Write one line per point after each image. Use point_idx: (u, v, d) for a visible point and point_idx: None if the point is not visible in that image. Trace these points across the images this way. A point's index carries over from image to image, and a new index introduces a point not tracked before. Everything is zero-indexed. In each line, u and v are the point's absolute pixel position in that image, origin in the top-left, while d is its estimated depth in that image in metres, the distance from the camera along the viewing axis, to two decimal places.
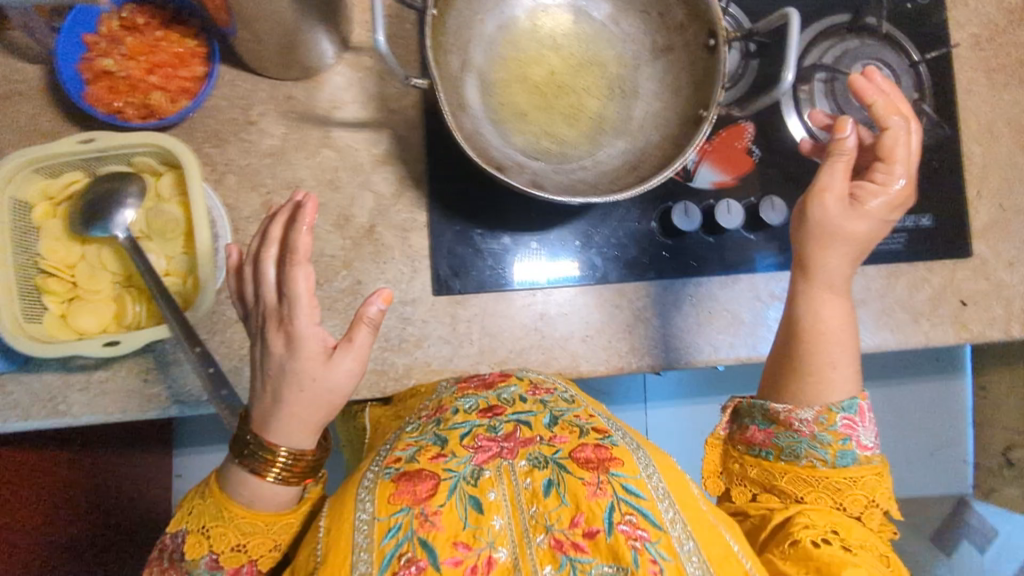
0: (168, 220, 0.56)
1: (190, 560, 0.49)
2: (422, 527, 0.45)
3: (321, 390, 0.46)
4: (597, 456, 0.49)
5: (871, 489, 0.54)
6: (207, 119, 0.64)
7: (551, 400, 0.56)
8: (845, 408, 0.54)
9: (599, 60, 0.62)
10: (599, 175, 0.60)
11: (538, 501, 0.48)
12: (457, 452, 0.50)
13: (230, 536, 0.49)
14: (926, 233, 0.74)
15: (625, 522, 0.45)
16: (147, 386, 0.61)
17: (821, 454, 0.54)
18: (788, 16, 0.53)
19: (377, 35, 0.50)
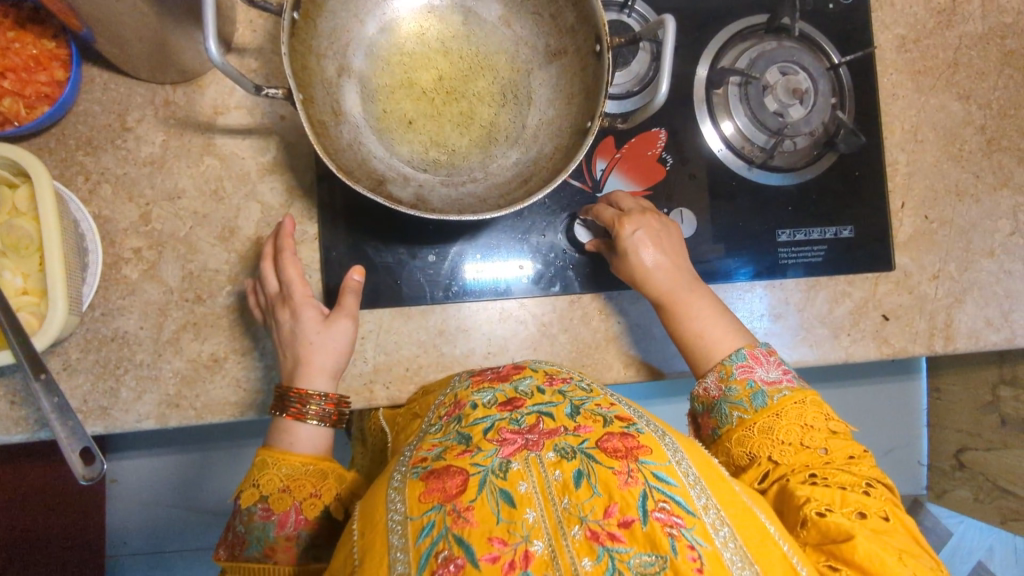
0: (21, 236, 0.52)
1: (245, 514, 0.50)
2: (456, 523, 0.40)
3: (327, 344, 0.56)
4: (625, 445, 0.44)
5: (799, 415, 0.53)
6: (78, 125, 0.60)
7: (570, 390, 0.51)
8: (735, 360, 0.57)
9: (491, 65, 0.59)
10: (489, 188, 0.57)
11: (569, 493, 0.42)
12: (483, 446, 0.45)
13: (275, 478, 0.51)
14: (846, 244, 0.71)
15: (660, 509, 0.40)
16: (14, 409, 0.58)
17: (739, 404, 0.55)
18: (665, 22, 0.52)
19: (211, 43, 0.45)
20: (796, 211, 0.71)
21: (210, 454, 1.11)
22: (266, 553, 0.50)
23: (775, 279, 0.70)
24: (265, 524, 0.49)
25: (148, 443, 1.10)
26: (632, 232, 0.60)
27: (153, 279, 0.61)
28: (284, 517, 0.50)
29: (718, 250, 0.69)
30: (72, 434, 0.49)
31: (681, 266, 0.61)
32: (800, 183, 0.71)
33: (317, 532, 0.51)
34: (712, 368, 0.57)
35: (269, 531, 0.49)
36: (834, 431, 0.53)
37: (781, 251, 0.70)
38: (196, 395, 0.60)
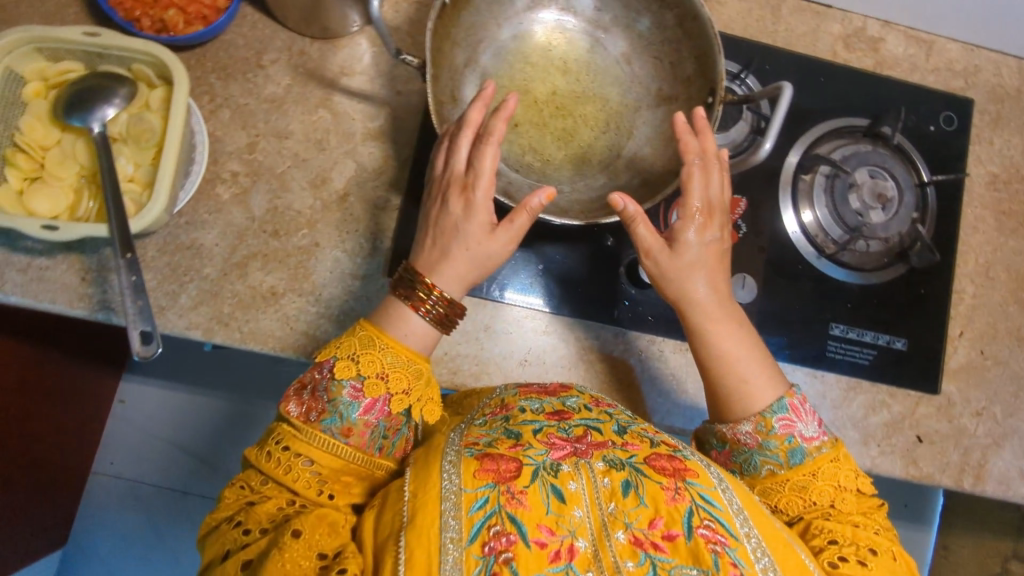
0: (146, 130, 0.57)
1: (337, 384, 0.51)
2: (510, 503, 0.43)
3: (481, 255, 0.53)
4: (672, 465, 0.47)
5: (832, 476, 0.53)
6: (220, 52, 0.66)
7: (615, 412, 0.54)
8: (777, 411, 0.54)
9: (603, 94, 0.63)
10: (572, 202, 0.59)
11: (616, 500, 0.44)
12: (533, 444, 0.47)
13: (377, 363, 0.51)
14: (896, 356, 0.71)
15: (705, 526, 0.43)
16: (83, 285, 0.61)
17: (774, 459, 0.53)
18: (781, 88, 0.55)
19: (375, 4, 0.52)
20: (854, 310, 0.71)
21: (220, 397, 1.13)
22: (343, 431, 0.50)
23: (819, 370, 0.70)
24: (350, 403, 0.50)
25: (166, 365, 1.13)
26: (692, 244, 0.55)
27: (240, 204, 0.64)
28: (371, 405, 0.51)
29: (772, 325, 0.69)
30: (139, 311, 0.52)
31: (731, 299, 0.57)
32: (864, 285, 0.71)
33: (391, 424, 0.52)
34: (753, 416, 0.54)
35: (353, 411, 0.50)
36: (860, 490, 0.53)
37: (830, 343, 0.70)
38: (247, 319, 0.63)
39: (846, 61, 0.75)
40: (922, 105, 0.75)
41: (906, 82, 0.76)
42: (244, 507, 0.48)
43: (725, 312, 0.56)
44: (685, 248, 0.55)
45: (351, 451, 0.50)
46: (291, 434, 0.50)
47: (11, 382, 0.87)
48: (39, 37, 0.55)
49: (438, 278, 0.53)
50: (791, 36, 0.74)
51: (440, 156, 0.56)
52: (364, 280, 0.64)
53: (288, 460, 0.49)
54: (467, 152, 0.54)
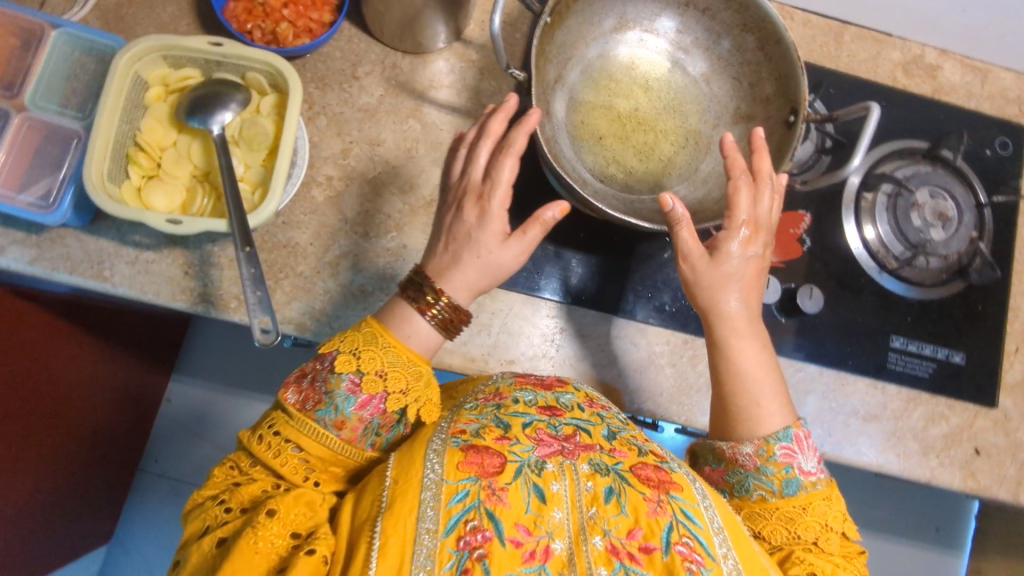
0: (258, 133, 0.60)
1: (336, 376, 0.51)
2: (490, 499, 0.45)
3: (492, 263, 0.53)
4: (657, 477, 0.48)
5: (823, 514, 0.52)
6: (319, 63, 0.70)
7: (607, 416, 0.55)
8: (781, 439, 0.53)
9: (682, 111, 0.67)
10: (654, 211, 0.62)
11: (598, 504, 0.46)
12: (521, 439, 0.49)
13: (378, 359, 0.52)
14: (955, 370, 0.73)
15: (682, 543, 0.44)
16: (185, 278, 0.65)
17: (767, 486, 0.53)
18: (869, 110, 0.60)
19: (495, 19, 0.55)
20: (914, 324, 0.73)
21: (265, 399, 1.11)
22: (336, 423, 0.50)
23: (879, 381, 0.72)
24: (347, 397, 0.50)
25: (212, 364, 1.13)
26: (735, 255, 0.55)
27: (333, 207, 0.67)
28: (367, 401, 0.51)
29: (832, 336, 0.72)
30: (260, 302, 0.56)
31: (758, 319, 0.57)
32: (923, 300, 0.74)
33: (385, 421, 0.52)
34: (756, 438, 0.53)
35: (348, 405, 0.51)
36: (847, 534, 0.53)
37: (891, 355, 0.73)
38: (337, 316, 0.65)
39: (905, 86, 0.78)
40: (978, 129, 0.78)
41: (963, 108, 0.79)
42: (229, 487, 0.49)
43: (750, 331, 0.56)
44: (723, 260, 0.55)
45: (339, 441, 0.51)
46: (285, 420, 0.51)
47: (80, 374, 0.90)
48: (166, 46, 0.59)
49: (447, 284, 0.53)
50: (853, 61, 0.78)
51: (457, 163, 0.58)
52: None
53: (278, 445, 0.50)
54: (485, 162, 0.55)
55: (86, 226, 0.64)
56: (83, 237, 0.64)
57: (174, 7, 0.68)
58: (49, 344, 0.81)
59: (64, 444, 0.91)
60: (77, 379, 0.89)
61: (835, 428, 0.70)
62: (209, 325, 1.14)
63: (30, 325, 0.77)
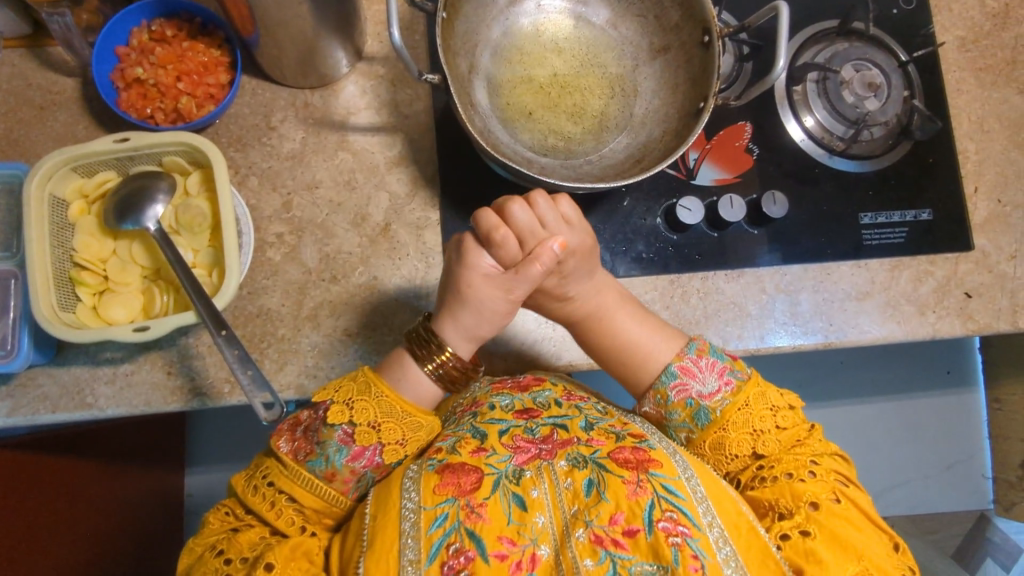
0: (196, 215, 0.59)
1: (329, 427, 0.53)
2: (469, 517, 0.48)
3: (488, 312, 0.57)
4: (636, 457, 0.51)
5: (749, 423, 0.57)
6: (230, 125, 0.68)
7: (585, 407, 0.58)
8: (668, 379, 0.59)
9: (600, 62, 0.66)
10: (604, 168, 0.63)
11: (579, 501, 0.49)
12: (498, 450, 0.52)
13: (371, 411, 0.54)
14: (927, 226, 0.75)
15: (666, 518, 0.47)
16: (171, 379, 0.63)
17: (684, 426, 0.58)
18: (777, 9, 0.60)
19: (392, 30, 0.54)
20: (877, 196, 0.75)
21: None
22: (326, 474, 0.53)
23: (861, 259, 0.74)
24: (340, 448, 0.53)
25: (222, 446, 1.11)
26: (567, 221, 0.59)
27: (293, 261, 0.66)
28: (360, 453, 0.53)
29: (805, 231, 0.73)
30: (254, 380, 0.55)
31: (601, 285, 0.61)
32: (878, 169, 0.76)
33: (378, 474, 0.55)
34: (648, 391, 0.60)
35: (340, 457, 0.53)
36: (782, 423, 0.57)
37: (864, 232, 0.74)
38: (332, 366, 0.64)
39: None
40: None
41: None
42: (227, 533, 0.52)
43: (603, 303, 0.61)
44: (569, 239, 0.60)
45: (332, 491, 0.53)
46: (277, 470, 0.53)
47: (102, 499, 0.88)
48: (72, 157, 0.57)
49: (451, 338, 0.57)
50: None
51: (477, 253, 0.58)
52: (428, 298, 0.67)
53: (271, 494, 0.53)
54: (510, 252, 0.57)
55: (53, 359, 0.62)
56: (54, 372, 0.62)
57: (65, 114, 0.65)
58: (58, 486, 0.79)
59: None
60: (100, 511, 0.87)
61: (833, 316, 0.72)
62: (205, 413, 1.11)
63: (31, 472, 0.74)
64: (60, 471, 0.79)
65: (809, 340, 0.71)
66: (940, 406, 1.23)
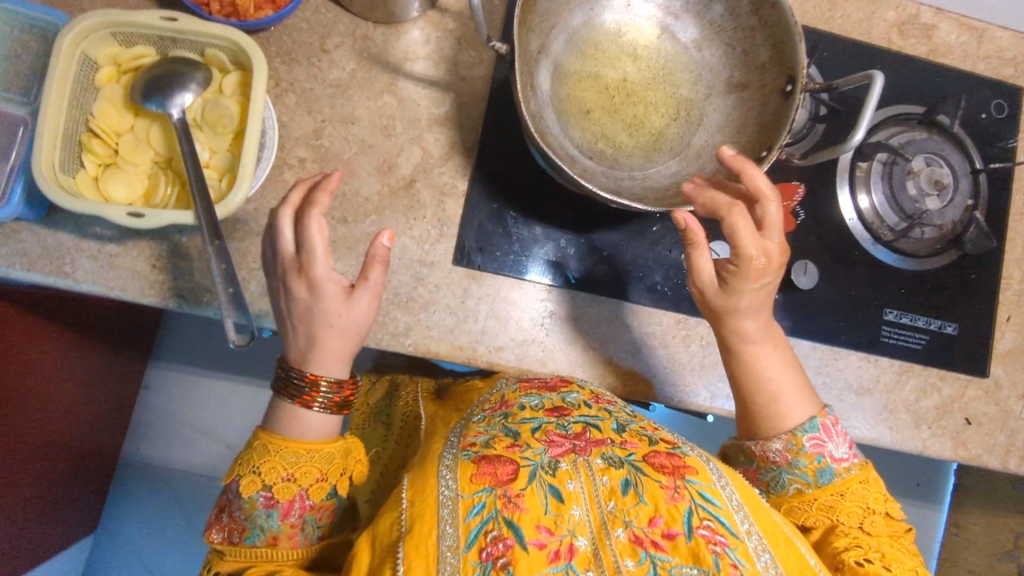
0: (223, 115, 0.56)
1: (247, 500, 0.51)
2: (506, 507, 0.46)
3: (350, 324, 0.53)
4: (671, 463, 0.49)
5: (860, 498, 0.55)
6: (283, 36, 0.65)
7: (614, 409, 0.56)
8: (809, 430, 0.56)
9: (673, 80, 0.63)
10: (645, 189, 0.60)
11: (616, 498, 0.47)
12: (532, 444, 0.50)
13: (279, 468, 0.52)
14: (948, 340, 0.72)
15: (704, 527, 0.45)
16: (153, 272, 0.61)
17: (802, 479, 0.56)
18: (871, 78, 0.56)
19: None
20: (908, 296, 0.72)
21: (240, 384, 1.09)
22: (267, 541, 0.52)
23: (873, 354, 0.71)
24: (268, 513, 0.52)
25: (189, 347, 1.09)
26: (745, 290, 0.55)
27: None
28: (289, 507, 0.52)
29: (826, 310, 0.70)
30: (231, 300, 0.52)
31: (771, 322, 0.59)
32: (918, 270, 0.73)
33: (319, 514, 0.54)
34: (784, 434, 0.56)
35: (273, 520, 0.52)
36: (889, 513, 0.55)
37: (884, 329, 0.71)
38: None
39: (900, 48, 0.75)
40: (974, 92, 0.76)
41: (959, 69, 0.76)
42: None
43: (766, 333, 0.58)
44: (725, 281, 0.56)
45: (287, 553, 0.53)
46: (221, 559, 0.53)
47: (63, 372, 0.87)
48: (114, 21, 0.54)
49: (317, 366, 0.54)
50: (848, 22, 0.74)
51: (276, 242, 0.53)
52: (432, 267, 0.65)
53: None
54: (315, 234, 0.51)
55: (42, 219, 0.60)
56: (39, 231, 0.60)
57: None
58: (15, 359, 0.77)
59: (45, 446, 0.88)
60: (53, 387, 0.86)
61: (828, 402, 0.69)
62: (182, 313, 1.09)
63: (9, 327, 0.74)
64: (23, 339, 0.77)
65: None
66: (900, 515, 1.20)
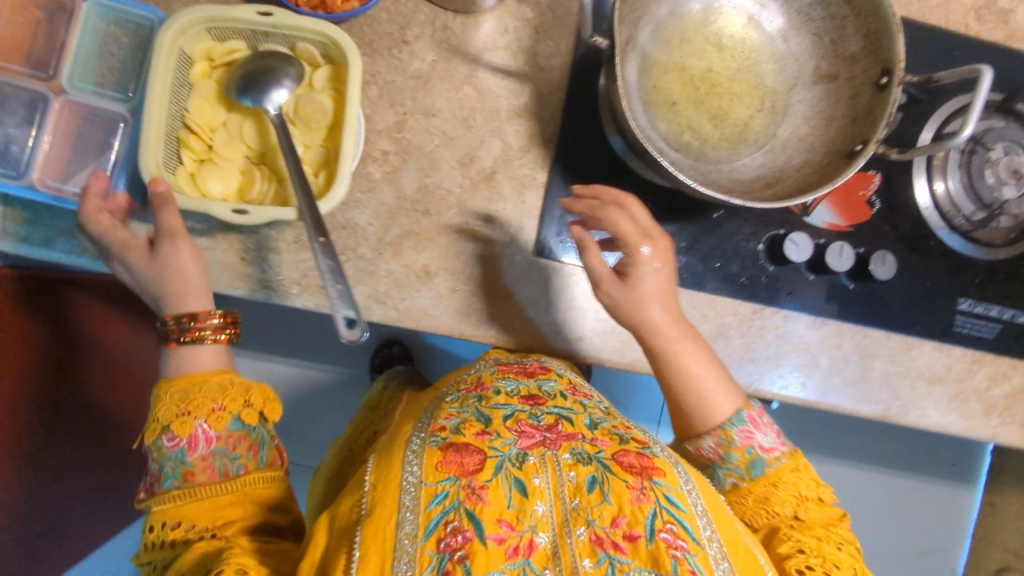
0: (317, 111, 0.57)
1: (153, 446, 0.52)
2: (469, 499, 0.47)
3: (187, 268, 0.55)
4: (640, 463, 0.50)
5: (792, 486, 0.57)
6: (364, 27, 0.64)
7: (589, 405, 0.58)
8: (736, 423, 0.59)
9: (758, 71, 0.63)
10: (732, 181, 0.60)
11: (581, 495, 0.48)
12: (502, 433, 0.51)
13: (171, 406, 0.52)
14: (1020, 330, 0.72)
15: (667, 530, 0.46)
16: (243, 265, 0.62)
17: (736, 472, 0.58)
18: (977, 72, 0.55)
19: None
20: (981, 285, 0.72)
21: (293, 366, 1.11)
22: (182, 480, 0.52)
23: (945, 343, 0.71)
24: (175, 451, 0.52)
25: None
26: (642, 275, 0.60)
27: (392, 183, 0.64)
28: (193, 439, 0.52)
29: (900, 300, 0.71)
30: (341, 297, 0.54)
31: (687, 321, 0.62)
32: (991, 260, 0.73)
33: (232, 445, 0.53)
34: (715, 429, 0.59)
35: (182, 458, 0.52)
36: (822, 499, 0.58)
37: (958, 318, 0.71)
38: (401, 298, 0.63)
39: (977, 34, 0.74)
40: None
41: None
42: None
43: (687, 330, 0.61)
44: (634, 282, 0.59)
45: (208, 491, 0.52)
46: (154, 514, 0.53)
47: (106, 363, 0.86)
48: (211, 17, 0.54)
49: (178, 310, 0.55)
50: (926, 7, 0.73)
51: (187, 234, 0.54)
52: (513, 258, 0.65)
53: (167, 535, 0.51)
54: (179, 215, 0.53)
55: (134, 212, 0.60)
56: None
57: None
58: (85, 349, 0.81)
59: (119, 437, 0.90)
60: (123, 378, 0.89)
61: (900, 390, 0.70)
62: None
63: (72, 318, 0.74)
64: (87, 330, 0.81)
65: (867, 407, 0.69)
66: (934, 494, 1.22)
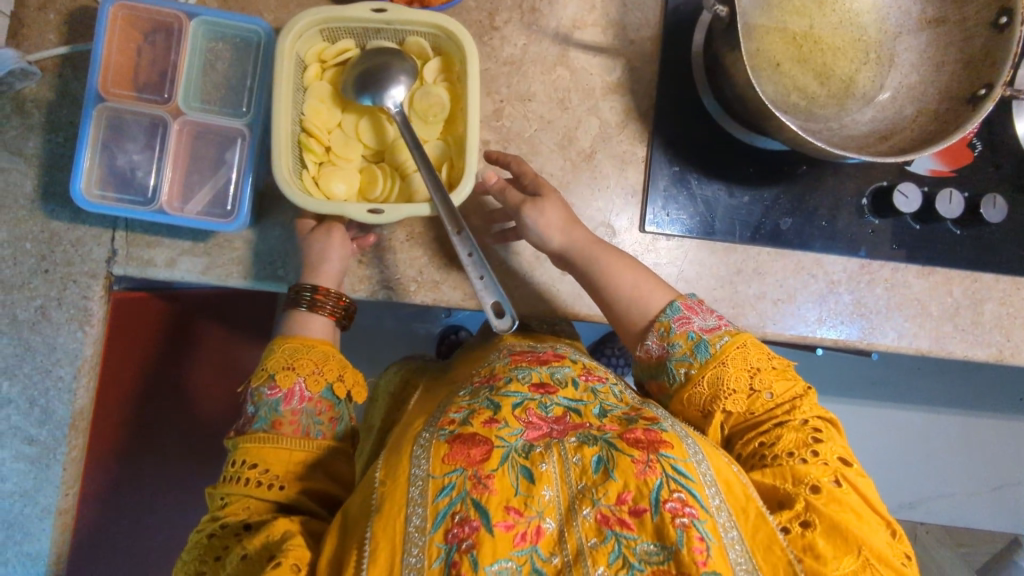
0: (434, 103, 0.57)
1: (254, 391, 0.53)
2: (476, 488, 0.43)
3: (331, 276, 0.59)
4: (647, 437, 0.47)
5: (740, 361, 0.54)
6: (455, 18, 0.64)
7: (602, 391, 0.55)
8: (671, 313, 0.56)
9: (858, 23, 0.62)
10: (845, 138, 0.60)
11: (587, 477, 0.45)
12: (510, 422, 0.49)
13: (280, 358, 0.54)
14: None
15: (673, 499, 0.43)
16: (360, 267, 0.62)
17: (684, 358, 0.55)
18: None
19: None
20: None
21: None
22: (270, 425, 0.52)
23: None
24: (272, 399, 0.52)
25: None
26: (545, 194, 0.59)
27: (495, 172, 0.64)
28: (290, 394, 0.52)
29: (1010, 240, 0.69)
30: (488, 286, 0.52)
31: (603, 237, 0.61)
32: None
33: (318, 408, 0.53)
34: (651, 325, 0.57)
35: (276, 406, 0.52)
36: (774, 367, 0.54)
37: None
38: (518, 285, 0.64)
39: None
40: None
41: None
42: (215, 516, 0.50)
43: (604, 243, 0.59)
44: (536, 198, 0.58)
45: (291, 442, 0.52)
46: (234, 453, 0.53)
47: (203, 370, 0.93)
48: (324, 18, 0.54)
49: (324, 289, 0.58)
50: None
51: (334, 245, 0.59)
52: (621, 236, 0.65)
53: (244, 473, 0.50)
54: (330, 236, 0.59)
55: (251, 226, 0.61)
56: (251, 237, 0.61)
57: None
58: (190, 351, 0.89)
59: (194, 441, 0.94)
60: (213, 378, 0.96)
61: (1014, 332, 0.69)
62: None
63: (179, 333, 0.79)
64: (188, 343, 0.88)
65: (983, 350, 0.69)
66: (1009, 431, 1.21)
